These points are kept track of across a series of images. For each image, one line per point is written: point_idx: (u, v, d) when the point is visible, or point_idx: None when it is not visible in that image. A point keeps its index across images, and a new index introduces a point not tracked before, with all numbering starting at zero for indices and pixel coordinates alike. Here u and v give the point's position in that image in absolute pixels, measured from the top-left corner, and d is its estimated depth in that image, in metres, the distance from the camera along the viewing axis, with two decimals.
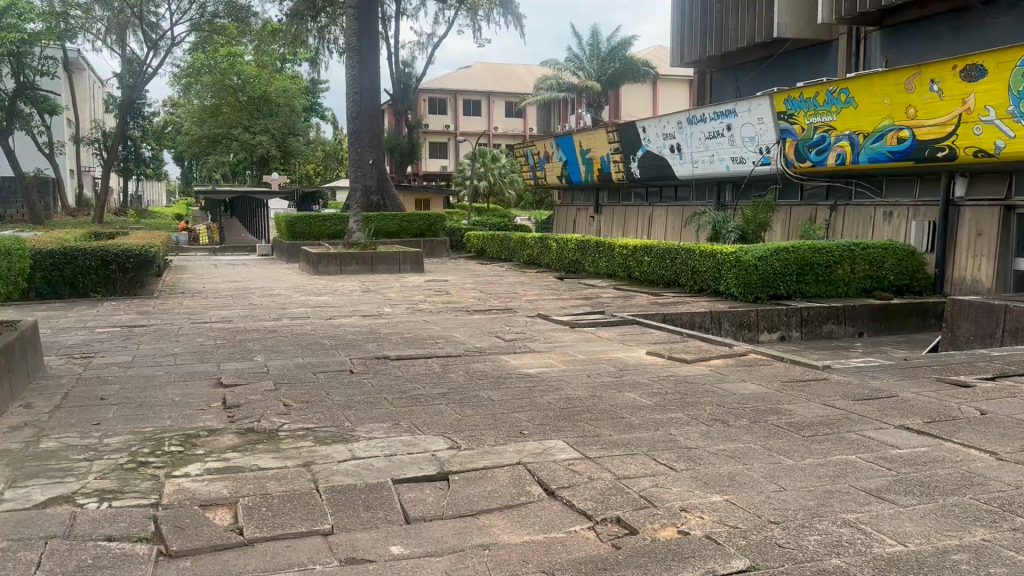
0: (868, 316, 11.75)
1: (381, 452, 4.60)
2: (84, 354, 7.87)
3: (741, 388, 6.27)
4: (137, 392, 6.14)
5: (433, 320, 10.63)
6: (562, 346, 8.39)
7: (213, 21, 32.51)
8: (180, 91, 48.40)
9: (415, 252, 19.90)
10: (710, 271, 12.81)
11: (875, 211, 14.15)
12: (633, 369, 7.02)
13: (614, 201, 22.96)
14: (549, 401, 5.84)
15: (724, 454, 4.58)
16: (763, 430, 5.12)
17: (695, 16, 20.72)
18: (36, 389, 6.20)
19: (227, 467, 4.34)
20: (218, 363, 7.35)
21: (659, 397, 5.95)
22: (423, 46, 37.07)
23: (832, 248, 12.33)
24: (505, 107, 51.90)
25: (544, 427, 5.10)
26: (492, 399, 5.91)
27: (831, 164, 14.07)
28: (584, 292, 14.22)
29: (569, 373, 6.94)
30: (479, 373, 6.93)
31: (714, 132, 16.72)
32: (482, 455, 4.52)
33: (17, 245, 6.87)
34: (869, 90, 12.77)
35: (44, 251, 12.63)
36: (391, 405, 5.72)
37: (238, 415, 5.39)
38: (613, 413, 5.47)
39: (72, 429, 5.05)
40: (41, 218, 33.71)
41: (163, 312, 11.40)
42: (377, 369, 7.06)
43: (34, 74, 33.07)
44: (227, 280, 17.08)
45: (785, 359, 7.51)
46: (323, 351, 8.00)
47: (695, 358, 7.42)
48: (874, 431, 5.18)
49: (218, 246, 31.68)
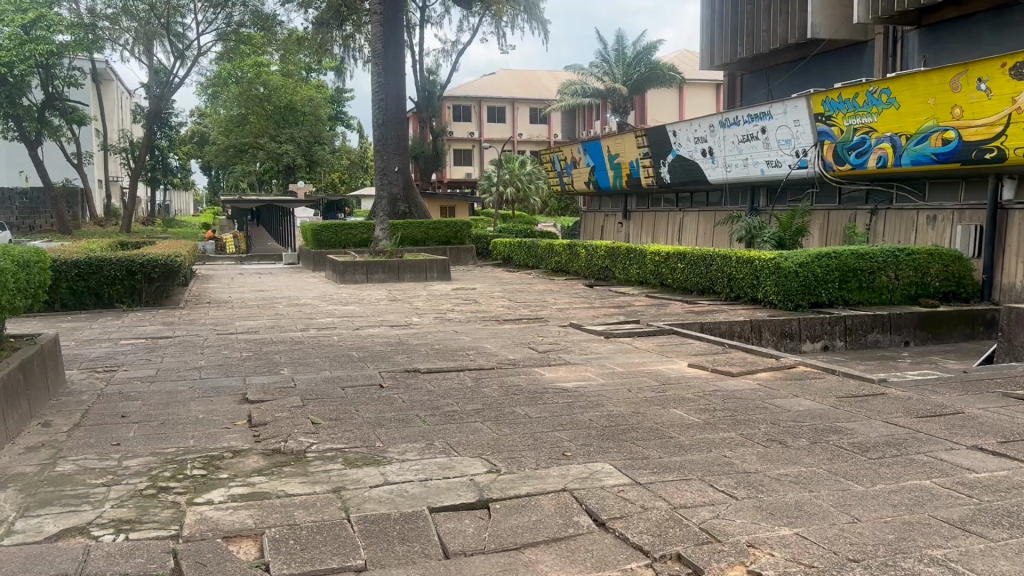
0: (913, 324, 11.27)
1: (415, 476, 4.29)
2: (107, 368, 7.66)
3: (794, 404, 5.90)
4: (157, 409, 5.88)
5: (463, 330, 10.31)
6: (598, 358, 8.04)
7: (239, 31, 32.55)
8: (207, 100, 48.70)
9: (441, 259, 19.65)
10: (747, 278, 12.40)
11: (918, 215, 13.67)
12: (676, 383, 6.66)
13: (643, 207, 22.56)
14: (591, 418, 5.49)
15: (787, 479, 4.24)
16: (825, 451, 4.77)
17: (725, 18, 20.32)
18: (56, 406, 5.98)
19: (252, 493, 4.06)
20: (243, 377, 7.10)
21: (708, 414, 5.59)
22: (447, 54, 36.95)
23: (874, 254, 11.90)
24: (530, 113, 51.64)
25: (589, 447, 4.76)
26: (530, 417, 5.58)
27: (871, 167, 13.62)
28: (615, 300, 13.88)
29: (608, 386, 6.58)
30: (514, 387, 6.61)
31: (748, 135, 16.30)
32: (524, 479, 4.19)
33: (39, 254, 6.64)
34: (911, 90, 12.32)
35: (70, 261, 12.49)
36: (424, 423, 5.41)
37: (263, 435, 5.11)
38: (660, 432, 5.12)
39: (89, 450, 4.80)
40: (69, 228, 34.09)
41: (189, 323, 11.20)
42: (408, 383, 6.76)
43: (63, 86, 33.49)
44: (253, 290, 16.95)
45: (837, 371, 7.09)
46: (351, 364, 7.72)
47: (740, 370, 7.04)
48: (945, 452, 4.79)
49: (244, 255, 31.68)
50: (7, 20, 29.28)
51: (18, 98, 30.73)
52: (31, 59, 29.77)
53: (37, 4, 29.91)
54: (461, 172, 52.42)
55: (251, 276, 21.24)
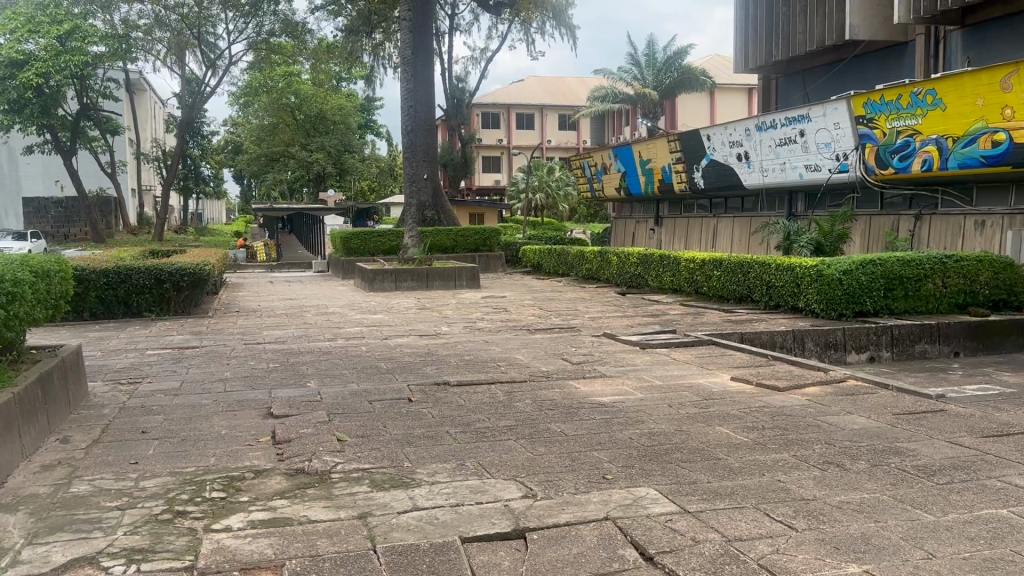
0: (963, 334, 10.78)
1: (446, 501, 4.00)
2: (131, 380, 7.48)
3: (848, 422, 5.55)
4: (180, 424, 5.68)
5: (494, 340, 10.01)
6: (635, 370, 7.70)
7: (270, 40, 32.73)
8: (239, 110, 49.14)
9: (471, 267, 19.41)
10: (787, 285, 12.01)
11: (965, 220, 13.17)
12: (720, 398, 6.32)
13: (675, 213, 22.15)
14: (631, 437, 5.18)
15: (850, 508, 3.92)
16: (887, 475, 4.44)
17: (760, 20, 19.91)
18: (77, 420, 5.80)
19: (273, 519, 3.81)
20: (269, 390, 6.86)
21: (757, 433, 5.26)
22: (476, 61, 36.88)
23: (922, 260, 11.40)
24: (558, 120, 51.33)
25: (632, 470, 4.45)
26: (567, 435, 5.26)
27: (915, 170, 13.15)
28: (650, 308, 13.53)
29: (648, 402, 6.24)
30: (549, 402, 6.30)
31: (786, 138, 15.88)
32: (563, 506, 3.89)
33: (60, 264, 6.47)
34: (958, 90, 11.86)
35: (98, 270, 12.41)
36: (454, 441, 5.14)
37: (288, 453, 4.86)
38: (707, 453, 4.80)
39: (106, 469, 4.59)
40: (103, 236, 34.51)
41: (216, 333, 11.05)
42: (437, 397, 6.48)
43: (96, 97, 33.93)
44: (282, 298, 16.81)
45: (890, 387, 6.69)
46: (379, 376, 7.47)
47: (787, 385, 6.67)
48: (1020, 477, 4.41)
49: (274, 263, 31.77)
50: (43, 31, 29.69)
51: (53, 109, 31.13)
52: (67, 70, 30.28)
53: (72, 15, 30.35)
54: (489, 179, 52.30)
55: (280, 284, 21.24)
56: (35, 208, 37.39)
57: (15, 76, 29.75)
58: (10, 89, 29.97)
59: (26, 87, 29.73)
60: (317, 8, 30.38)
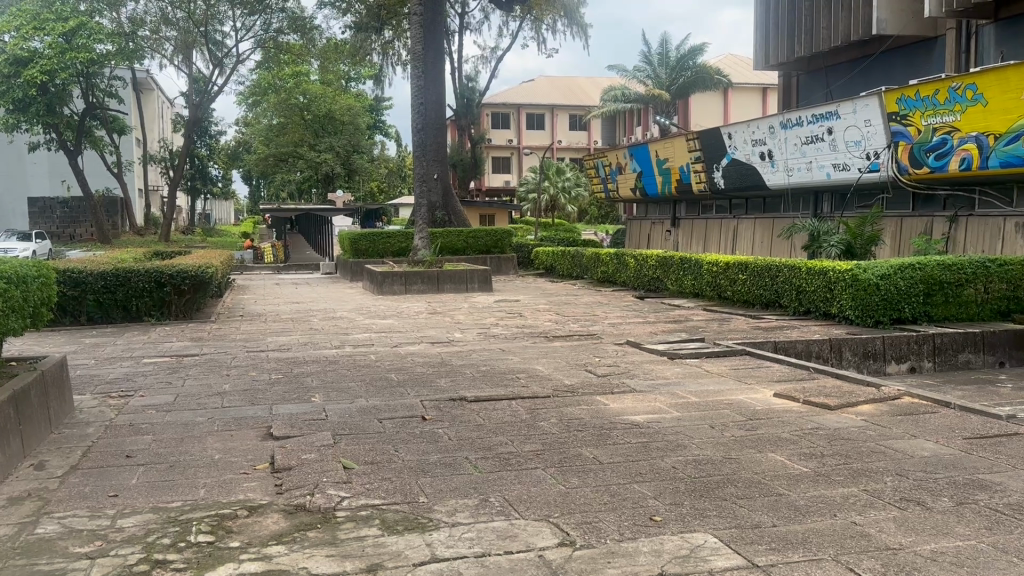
0: (1009, 343, 10.13)
1: (470, 550, 3.41)
2: (122, 393, 6.91)
3: (916, 449, 4.95)
4: (169, 447, 5.11)
5: (511, 349, 9.40)
6: (667, 384, 7.09)
7: (279, 38, 32.29)
8: (247, 110, 48.75)
9: (484, 269, 18.82)
10: (819, 291, 11.38)
11: (1004, 222, 12.48)
12: (766, 418, 5.70)
13: (693, 214, 21.51)
14: (674, 465, 4.58)
15: (947, 561, 3.32)
16: (980, 518, 3.82)
17: (782, 17, 19.29)
18: (56, 442, 5.24)
19: (268, 572, 3.23)
20: (270, 406, 6.28)
21: (818, 462, 4.67)
22: (486, 60, 36.33)
23: (964, 264, 10.74)
24: (569, 120, 50.74)
25: (682, 510, 3.85)
26: (601, 463, 4.65)
27: (953, 169, 12.55)
28: (672, 314, 12.92)
29: (687, 422, 5.62)
30: (577, 421, 5.70)
31: (812, 136, 15.25)
32: (608, 559, 3.29)
33: (41, 268, 5.91)
34: (1001, 85, 11.23)
35: (95, 272, 11.86)
36: (475, 470, 4.55)
37: (287, 485, 4.28)
38: (766, 487, 4.22)
39: (79, 505, 4.03)
40: (109, 237, 34.15)
41: (218, 339, 10.50)
42: (453, 416, 5.88)
43: (103, 96, 33.50)
44: (289, 301, 16.24)
45: (951, 405, 6.06)
46: (389, 391, 6.87)
47: (839, 404, 6.05)
48: None
49: (283, 264, 31.32)
50: (48, 28, 29.07)
51: (59, 108, 30.71)
52: (72, 68, 29.95)
53: (78, 12, 29.82)
54: (499, 179, 51.81)
55: (287, 287, 20.71)
56: (41, 208, 37.22)
57: (20, 74, 29.32)
58: (15, 88, 29.51)
59: (31, 85, 29.27)
60: (327, 5, 29.76)
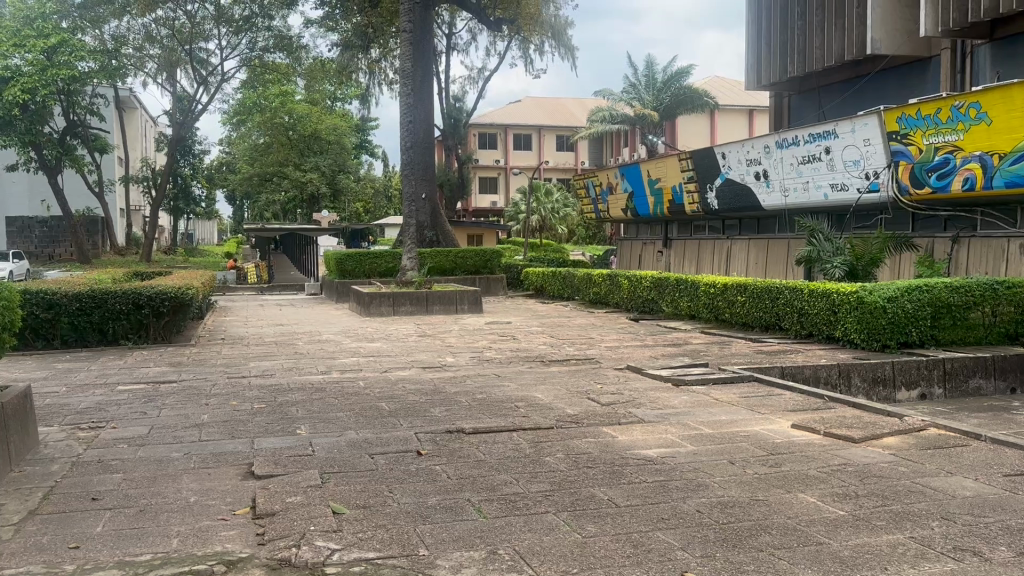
0: (1021, 368, 9.81)
1: None
2: (93, 424, 6.43)
3: (957, 488, 4.56)
4: (140, 488, 4.63)
5: (507, 375, 8.96)
6: (677, 414, 6.66)
7: (263, 56, 31.83)
8: (231, 129, 48.27)
9: (473, 290, 18.36)
10: (822, 313, 11.04)
11: (1008, 244, 12.24)
12: (789, 453, 5.29)
13: (685, 235, 21.27)
14: (698, 509, 4.16)
15: None
16: None
17: (774, 35, 19.13)
18: (14, 482, 4.77)
19: None
20: (251, 440, 5.82)
21: (853, 504, 4.26)
22: (473, 81, 36.06)
23: (972, 287, 10.43)
24: (556, 141, 50.58)
25: (716, 564, 3.44)
26: (618, 506, 4.22)
27: (955, 189, 12.28)
28: (669, 337, 12.54)
29: (704, 457, 5.22)
30: (585, 456, 5.28)
31: (809, 156, 15.04)
32: None
33: (4, 288, 5.47)
34: (1006, 104, 11.01)
35: (70, 293, 11.37)
36: (480, 515, 4.11)
37: (269, 535, 3.82)
38: (804, 533, 3.82)
39: (35, 559, 3.56)
40: (89, 258, 33.47)
41: (198, 364, 9.99)
42: (451, 451, 5.43)
43: (84, 114, 32.91)
44: (272, 325, 15.67)
45: (982, 438, 5.66)
46: (381, 422, 6.39)
47: (863, 436, 5.66)
48: None
49: (266, 285, 30.71)
50: (29, 45, 28.91)
51: (39, 127, 30.24)
52: (54, 85, 29.67)
53: (60, 30, 29.58)
54: (486, 201, 51.56)
55: (271, 309, 20.15)
56: (19, 227, 36.47)
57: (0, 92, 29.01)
58: None
59: (12, 104, 28.80)
60: (314, 24, 29.49)
